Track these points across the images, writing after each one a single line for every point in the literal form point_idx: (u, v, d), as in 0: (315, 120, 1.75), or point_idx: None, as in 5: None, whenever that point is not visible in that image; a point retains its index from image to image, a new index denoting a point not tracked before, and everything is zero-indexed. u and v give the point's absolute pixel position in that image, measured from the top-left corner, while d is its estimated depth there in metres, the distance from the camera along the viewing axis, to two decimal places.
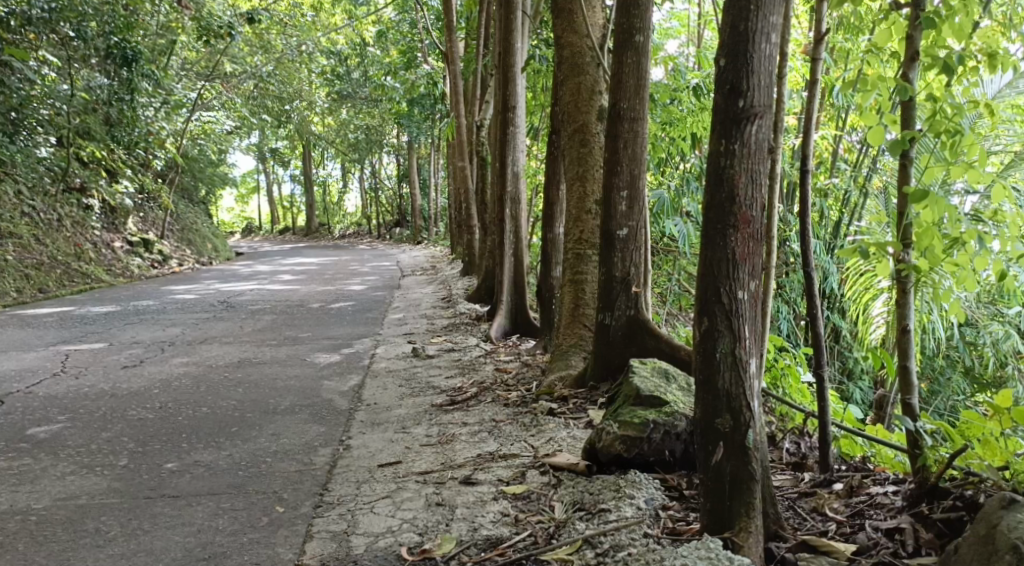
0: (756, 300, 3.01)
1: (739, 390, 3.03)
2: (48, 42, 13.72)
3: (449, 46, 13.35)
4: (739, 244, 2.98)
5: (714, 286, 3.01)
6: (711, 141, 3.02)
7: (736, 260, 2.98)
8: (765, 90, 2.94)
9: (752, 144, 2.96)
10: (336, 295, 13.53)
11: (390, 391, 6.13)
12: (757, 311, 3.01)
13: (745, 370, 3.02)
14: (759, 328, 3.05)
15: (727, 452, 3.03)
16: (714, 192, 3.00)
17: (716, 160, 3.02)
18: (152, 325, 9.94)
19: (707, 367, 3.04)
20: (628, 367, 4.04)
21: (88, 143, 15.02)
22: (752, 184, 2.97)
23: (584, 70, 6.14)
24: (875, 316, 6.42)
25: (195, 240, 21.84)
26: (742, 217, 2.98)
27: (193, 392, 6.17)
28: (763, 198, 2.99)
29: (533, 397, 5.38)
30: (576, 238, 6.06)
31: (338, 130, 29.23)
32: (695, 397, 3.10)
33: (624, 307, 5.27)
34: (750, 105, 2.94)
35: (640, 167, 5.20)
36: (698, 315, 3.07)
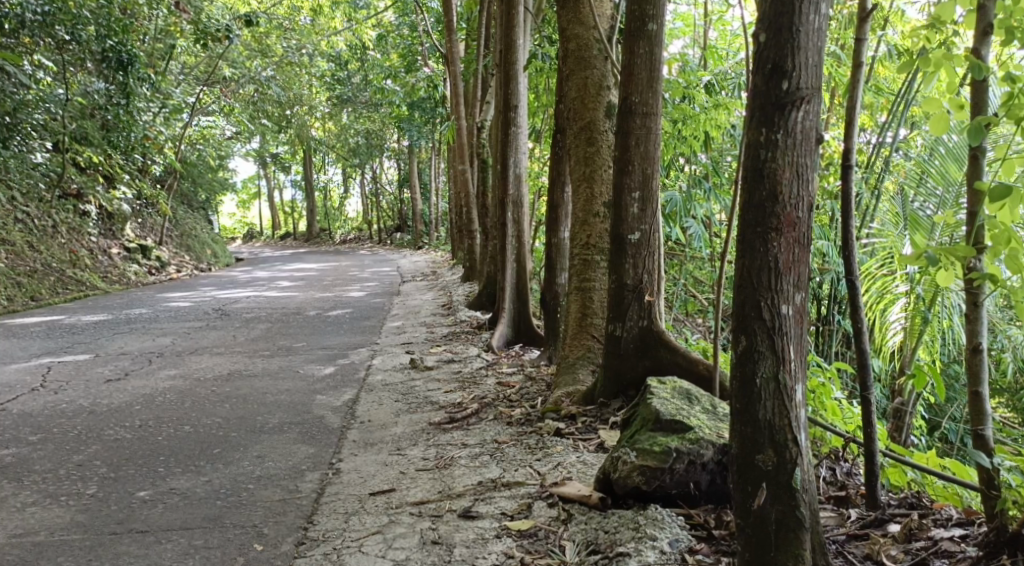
0: (802, 315, 2.68)
1: (784, 421, 2.70)
2: (44, 47, 13.41)
3: (449, 47, 13.02)
4: (783, 249, 2.64)
5: (754, 300, 2.67)
6: (749, 132, 2.68)
7: (779, 268, 2.65)
8: (814, 69, 2.61)
9: (798, 133, 2.63)
10: (333, 302, 13.16)
11: (386, 407, 5.75)
12: (803, 328, 2.69)
13: (790, 398, 2.70)
14: (806, 347, 2.72)
15: (771, 494, 2.71)
16: (752, 190, 2.66)
17: (754, 152, 2.68)
18: (143, 334, 9.56)
19: (749, 392, 2.71)
20: (645, 386, 3.63)
21: (84, 149, 14.70)
22: (797, 180, 2.64)
23: (591, 64, 5.77)
24: (892, 321, 5.99)
25: (194, 246, 21.47)
26: (786, 218, 2.64)
27: (177, 409, 5.80)
28: (811, 196, 2.66)
29: (538, 415, 4.98)
30: (583, 243, 5.69)
31: (338, 135, 28.91)
32: (731, 429, 2.78)
33: (637, 317, 4.87)
34: (796, 87, 2.60)
35: (652, 166, 4.82)
36: (734, 334, 2.74)
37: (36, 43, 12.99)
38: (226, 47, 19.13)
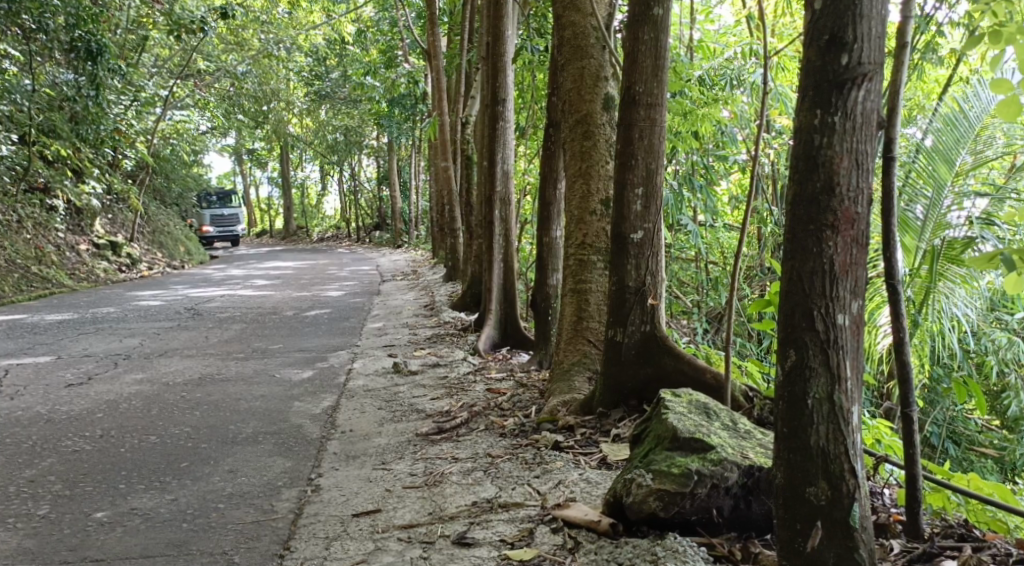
0: (859, 326, 2.51)
1: (838, 449, 2.55)
2: (11, 37, 12.98)
3: (431, 41, 12.67)
4: (840, 250, 2.47)
5: (807, 308, 2.50)
6: (800, 116, 2.51)
7: (835, 273, 2.47)
8: (876, 45, 2.42)
9: (858, 115, 2.44)
10: (311, 302, 12.76)
11: (369, 415, 5.41)
12: (860, 341, 2.52)
13: (846, 422, 2.54)
14: (863, 362, 2.55)
15: (827, 535, 2.56)
16: (804, 181, 2.50)
17: (807, 137, 2.51)
18: (109, 335, 9.14)
19: (798, 415, 2.55)
20: (657, 399, 3.32)
21: (53, 142, 14.29)
22: (856, 170, 2.46)
23: (587, 53, 5.43)
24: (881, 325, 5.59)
25: (166, 242, 20.96)
26: (844, 214, 2.47)
27: (142, 416, 5.42)
28: (870, 189, 2.48)
29: (533, 426, 4.67)
30: (579, 242, 5.38)
31: (316, 132, 28.44)
32: (779, 458, 2.62)
33: (639, 322, 4.57)
34: (856, 63, 2.42)
35: (657, 160, 4.51)
36: (783, 348, 2.57)
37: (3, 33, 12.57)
38: (200, 39, 18.68)
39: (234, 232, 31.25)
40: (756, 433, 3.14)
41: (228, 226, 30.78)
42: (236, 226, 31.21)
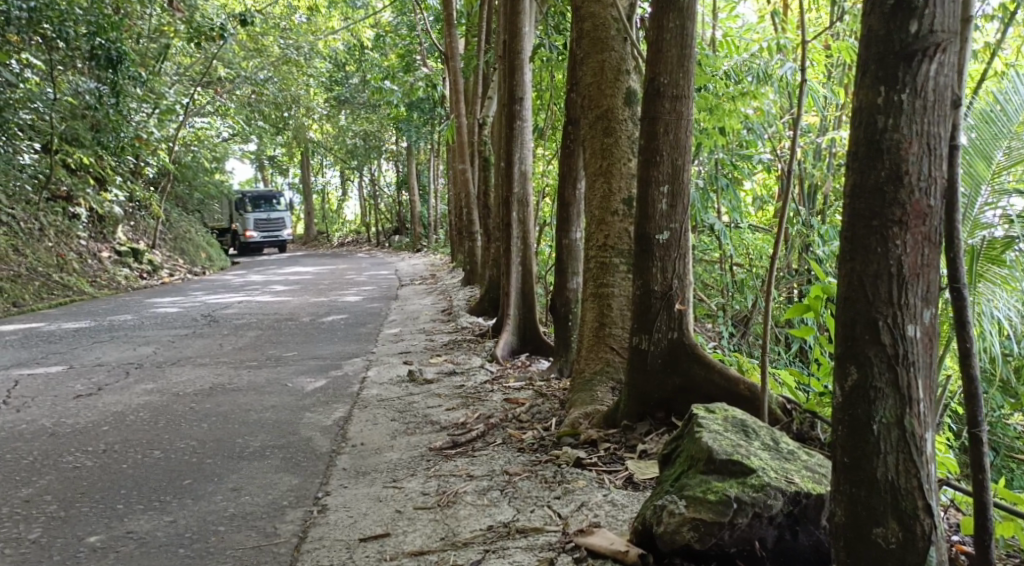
0: (931, 339, 2.28)
1: (909, 482, 2.32)
2: (35, 46, 12.75)
3: (449, 43, 12.47)
4: (908, 250, 2.24)
5: (870, 318, 2.28)
6: (862, 95, 2.28)
7: (903, 277, 2.25)
8: (951, 17, 2.19)
9: (928, 92, 2.20)
10: (328, 308, 12.54)
11: (382, 427, 5.16)
12: (931, 356, 2.29)
13: (919, 450, 2.31)
14: (935, 382, 2.32)
15: None
16: (866, 171, 2.27)
17: (869, 122, 2.27)
18: (124, 343, 8.95)
19: (861, 436, 2.34)
20: (689, 415, 3.04)
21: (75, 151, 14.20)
22: (927, 156, 2.23)
23: (608, 46, 5.15)
24: None
25: (188, 249, 20.91)
26: (914, 207, 2.23)
27: (149, 429, 5.18)
28: (942, 180, 2.25)
29: (553, 440, 4.39)
30: (600, 244, 5.11)
31: (336, 137, 28.33)
32: (843, 491, 2.39)
33: (665, 329, 4.28)
34: (928, 30, 2.18)
35: (684, 156, 4.23)
36: (844, 365, 2.35)
37: (24, 41, 12.37)
38: (221, 47, 18.59)
39: (280, 237, 30.29)
40: (800, 453, 2.85)
41: (273, 230, 29.96)
42: (281, 230, 30.12)
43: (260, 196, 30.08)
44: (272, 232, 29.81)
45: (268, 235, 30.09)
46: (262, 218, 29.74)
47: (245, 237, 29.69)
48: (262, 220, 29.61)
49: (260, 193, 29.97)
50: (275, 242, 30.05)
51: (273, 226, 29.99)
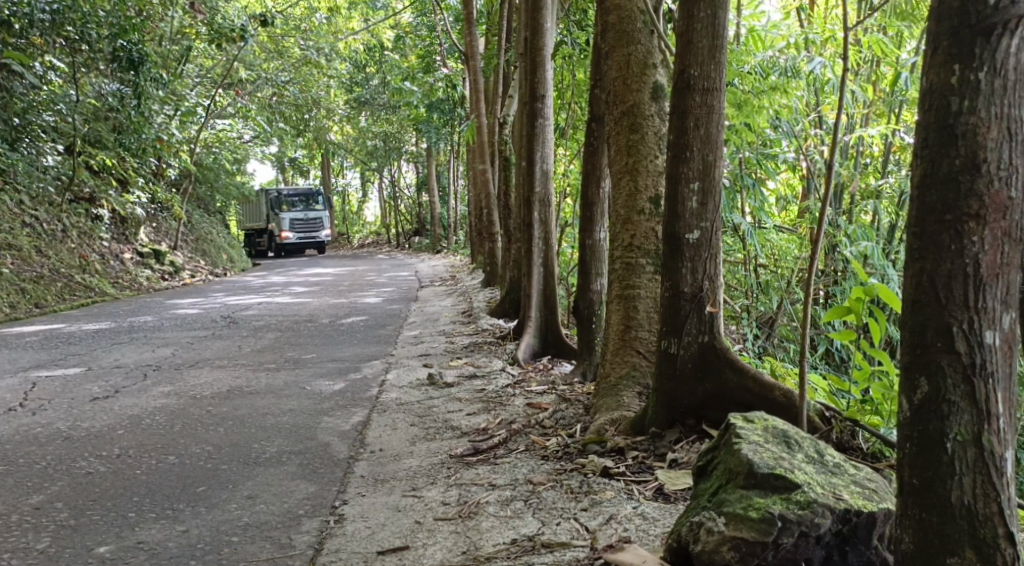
0: (1010, 347, 2.12)
1: (985, 503, 2.15)
2: (58, 49, 12.84)
3: (469, 42, 12.33)
4: (987, 246, 2.08)
5: (943, 324, 2.12)
6: (935, 76, 2.10)
7: (980, 278, 2.08)
8: None
9: (1008, 73, 2.04)
10: (348, 309, 12.42)
11: (401, 432, 5.01)
12: (1010, 366, 2.12)
13: (996, 468, 2.15)
14: (1013, 393, 2.15)
15: None
16: (939, 159, 2.11)
17: (942, 106, 2.11)
18: (142, 345, 8.86)
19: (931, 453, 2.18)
20: (725, 425, 2.87)
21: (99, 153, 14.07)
22: (1007, 142, 2.06)
23: (634, 38, 4.96)
24: None
25: (209, 250, 20.89)
26: (992, 198, 2.07)
27: (164, 433, 5.06)
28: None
29: (578, 447, 4.21)
30: (625, 244, 4.94)
31: (356, 139, 28.29)
32: (913, 512, 2.23)
33: (695, 333, 4.10)
34: (1008, 3, 2.02)
35: (715, 151, 4.04)
36: (913, 376, 2.19)
37: (47, 44, 12.35)
38: (242, 49, 18.56)
39: (315, 238, 27.84)
40: (846, 467, 2.68)
41: (310, 230, 27.64)
42: (317, 232, 27.84)
43: (298, 194, 28.05)
44: (308, 234, 27.53)
45: (303, 236, 27.75)
46: (297, 218, 27.39)
47: (279, 238, 27.38)
48: (297, 221, 27.30)
49: (299, 191, 28.05)
50: (311, 243, 27.74)
51: (309, 227, 27.65)
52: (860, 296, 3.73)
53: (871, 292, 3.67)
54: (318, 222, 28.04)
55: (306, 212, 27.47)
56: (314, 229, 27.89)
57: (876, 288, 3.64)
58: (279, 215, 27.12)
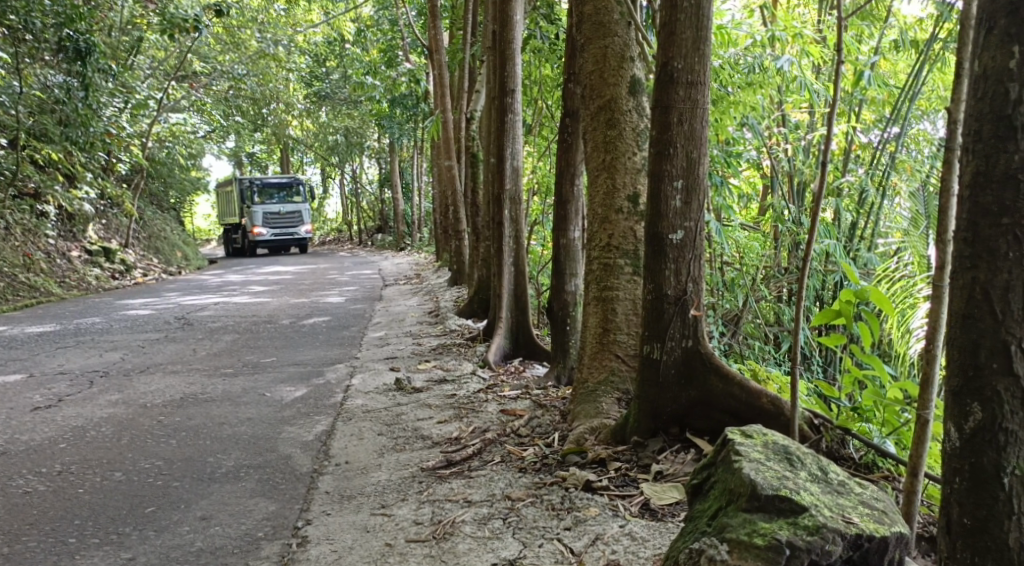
0: None
1: None
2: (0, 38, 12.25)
3: (433, 37, 12.11)
4: None
5: (995, 343, 2.06)
6: (987, 60, 2.05)
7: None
8: None
9: None
10: (310, 309, 12.10)
11: (368, 442, 4.77)
12: None
13: None
14: None
15: None
16: (994, 152, 2.04)
17: (999, 94, 2.04)
18: (89, 349, 8.48)
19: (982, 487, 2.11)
20: (722, 439, 2.73)
21: (44, 147, 13.78)
22: None
23: (611, 31, 4.76)
24: None
25: (163, 248, 20.36)
26: None
27: (109, 447, 4.77)
28: None
29: (558, 458, 4.02)
30: (603, 244, 4.75)
31: (317, 134, 27.85)
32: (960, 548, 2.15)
33: (678, 337, 3.92)
34: None
35: (700, 147, 3.86)
36: (964, 400, 2.13)
37: None
38: (194, 40, 18.07)
39: (293, 235, 25.12)
40: (851, 484, 2.53)
41: (286, 226, 24.83)
42: (295, 227, 25.07)
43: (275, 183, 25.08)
44: (284, 230, 24.76)
45: (279, 232, 24.97)
46: (271, 212, 24.60)
47: (252, 234, 24.64)
48: (271, 214, 24.55)
49: (276, 179, 25.06)
50: (289, 241, 25.01)
51: (285, 222, 24.89)
52: (850, 300, 3.54)
53: (863, 294, 3.49)
54: (297, 217, 25.19)
55: (282, 205, 24.62)
56: (294, 224, 25.11)
57: (869, 291, 3.47)
58: (252, 208, 24.37)
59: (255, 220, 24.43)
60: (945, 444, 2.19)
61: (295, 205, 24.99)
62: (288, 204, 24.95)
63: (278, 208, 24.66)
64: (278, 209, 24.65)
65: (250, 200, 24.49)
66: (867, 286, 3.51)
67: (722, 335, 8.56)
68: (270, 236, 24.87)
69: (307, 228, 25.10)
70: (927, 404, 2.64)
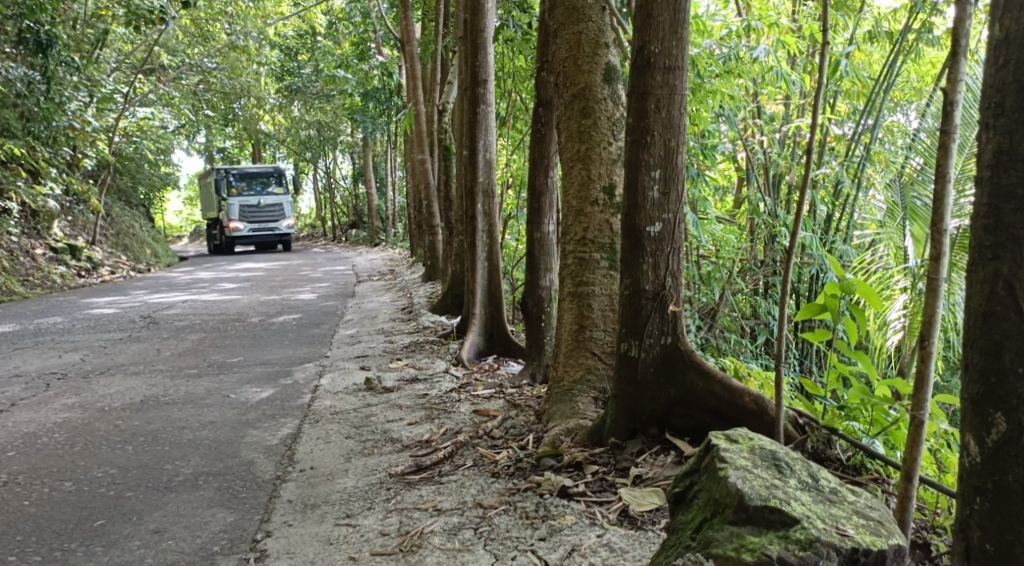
0: None
1: None
2: None
3: (405, 29, 11.88)
4: None
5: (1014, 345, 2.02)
6: (1010, 27, 1.99)
7: None
8: None
9: None
10: (280, 307, 11.84)
11: (336, 446, 4.56)
12: None
13: None
14: None
15: None
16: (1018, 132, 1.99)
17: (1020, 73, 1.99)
18: (49, 350, 8.20)
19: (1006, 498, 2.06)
20: (707, 442, 2.61)
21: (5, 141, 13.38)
22: None
23: (585, 15, 4.57)
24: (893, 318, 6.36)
25: (131, 245, 19.96)
26: None
27: (61, 455, 4.54)
28: None
29: (532, 461, 3.85)
30: (578, 238, 4.57)
31: (289, 128, 27.44)
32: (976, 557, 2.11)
33: (657, 334, 3.75)
34: None
35: (678, 136, 3.70)
36: (982, 406, 2.07)
37: None
38: (160, 33, 17.70)
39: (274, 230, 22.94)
40: (843, 492, 2.44)
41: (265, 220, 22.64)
42: (276, 221, 22.85)
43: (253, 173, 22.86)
44: (263, 224, 22.60)
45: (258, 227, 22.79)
46: (248, 204, 22.41)
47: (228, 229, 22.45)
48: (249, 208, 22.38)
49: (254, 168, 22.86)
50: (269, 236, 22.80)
51: (264, 216, 22.73)
52: (835, 293, 3.39)
53: (849, 288, 3.34)
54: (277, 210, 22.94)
55: (261, 197, 22.37)
56: (272, 217, 22.68)
57: (856, 285, 3.31)
58: (228, 201, 22.22)
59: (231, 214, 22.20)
60: (961, 460, 2.13)
61: (274, 195, 22.65)
62: (266, 195, 22.65)
63: (257, 199, 22.41)
64: (255, 199, 22.41)
65: (226, 192, 22.33)
66: (853, 280, 3.36)
67: (697, 329, 8.37)
68: (247, 230, 22.58)
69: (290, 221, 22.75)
70: (920, 404, 2.52)
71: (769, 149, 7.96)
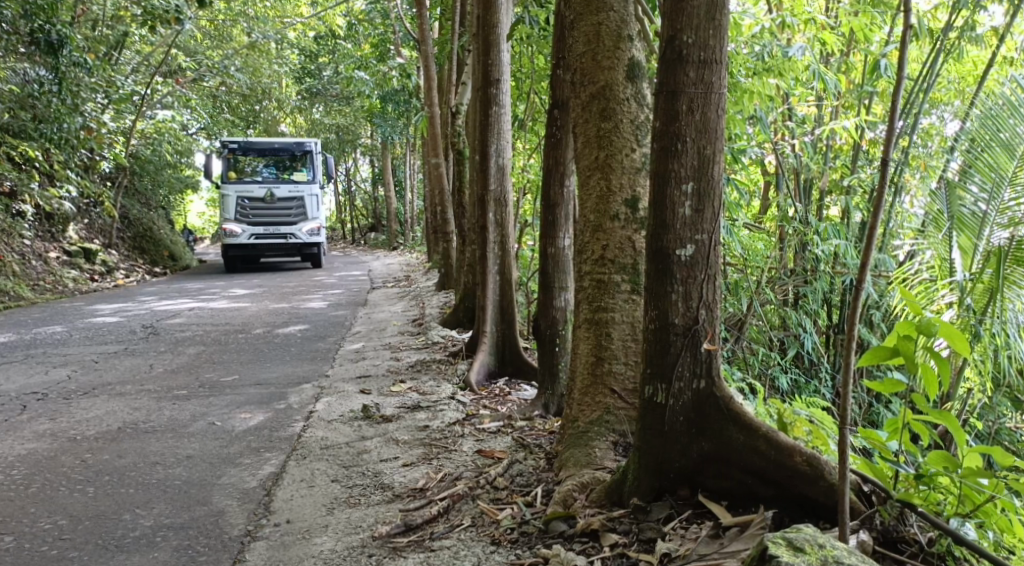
0: None
1: None
2: None
3: (421, 31, 11.40)
4: None
5: None
6: None
7: None
8: None
9: None
10: (288, 316, 11.31)
11: (319, 492, 4.03)
12: None
13: None
14: None
15: None
16: None
17: None
18: (38, 365, 7.73)
19: None
20: (769, 556, 2.54)
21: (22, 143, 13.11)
22: None
23: (606, 4, 4.01)
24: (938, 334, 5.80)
25: (148, 249, 19.61)
26: None
27: (11, 499, 4.04)
28: None
29: (539, 526, 3.34)
30: (596, 258, 4.00)
31: (309, 131, 26.98)
32: None
33: (686, 376, 3.18)
34: None
35: (714, 143, 3.12)
36: None
37: None
38: (178, 32, 17.15)
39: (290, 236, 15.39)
40: None
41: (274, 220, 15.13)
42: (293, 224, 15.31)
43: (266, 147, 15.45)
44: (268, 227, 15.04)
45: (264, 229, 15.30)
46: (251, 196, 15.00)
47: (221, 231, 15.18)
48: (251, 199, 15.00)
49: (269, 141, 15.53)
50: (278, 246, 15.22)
51: (273, 214, 15.13)
52: (910, 335, 2.86)
53: (929, 329, 2.82)
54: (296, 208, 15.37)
55: (268, 184, 14.90)
56: (286, 216, 15.14)
57: (938, 325, 2.79)
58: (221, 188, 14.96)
59: (226, 211, 14.92)
60: None
61: (289, 184, 15.16)
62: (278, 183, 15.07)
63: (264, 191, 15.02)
64: (261, 191, 14.93)
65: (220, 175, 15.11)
66: (932, 318, 2.83)
67: (722, 340, 7.69)
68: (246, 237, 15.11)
69: (317, 225, 15.66)
70: None
71: (801, 154, 7.36)
